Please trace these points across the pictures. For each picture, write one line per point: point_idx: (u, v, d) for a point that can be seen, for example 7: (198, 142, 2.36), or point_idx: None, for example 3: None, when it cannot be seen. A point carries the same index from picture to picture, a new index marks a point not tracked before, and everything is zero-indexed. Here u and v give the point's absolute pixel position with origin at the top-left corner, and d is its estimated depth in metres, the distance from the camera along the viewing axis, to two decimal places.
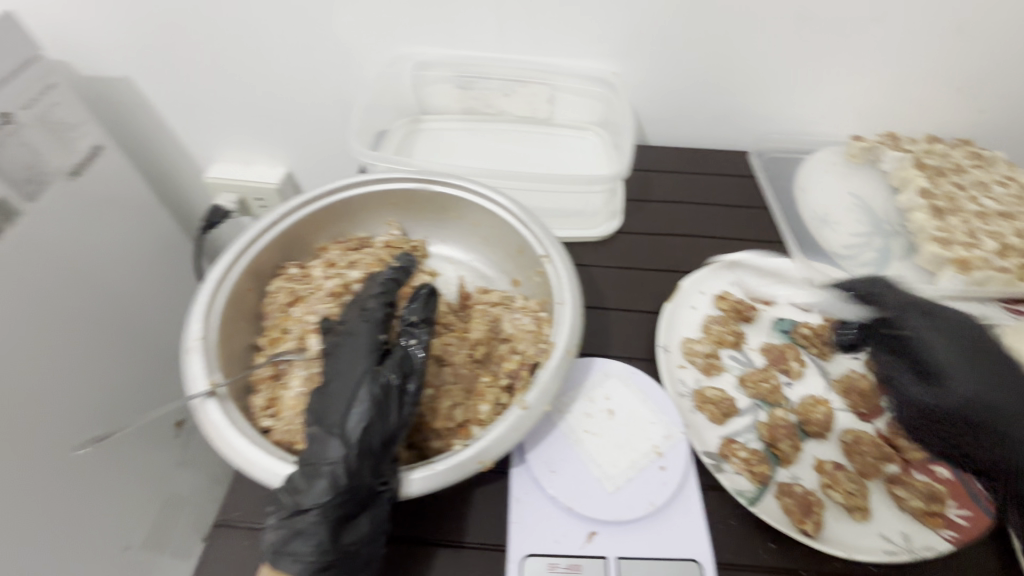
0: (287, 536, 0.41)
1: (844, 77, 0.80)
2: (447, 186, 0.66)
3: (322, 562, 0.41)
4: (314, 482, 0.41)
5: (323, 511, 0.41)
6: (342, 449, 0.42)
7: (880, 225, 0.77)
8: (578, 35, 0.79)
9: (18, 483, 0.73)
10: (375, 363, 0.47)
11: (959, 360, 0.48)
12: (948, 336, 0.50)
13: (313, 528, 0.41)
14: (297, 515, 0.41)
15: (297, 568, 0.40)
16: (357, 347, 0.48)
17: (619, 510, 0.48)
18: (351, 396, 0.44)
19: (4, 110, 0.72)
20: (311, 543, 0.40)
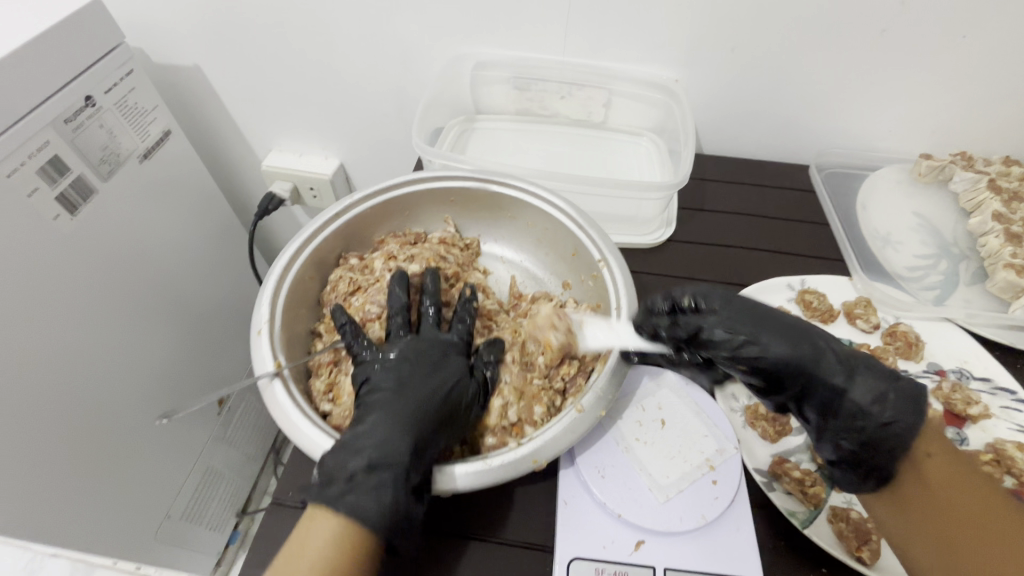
0: (360, 488, 0.42)
1: (918, 93, 0.77)
2: (505, 186, 0.67)
3: (388, 520, 0.41)
4: (396, 443, 0.45)
5: (389, 471, 0.43)
6: (421, 424, 0.47)
7: (948, 248, 0.74)
8: (641, 40, 0.78)
9: (75, 448, 0.77)
10: (466, 369, 0.53)
11: (773, 322, 0.50)
12: (788, 333, 0.49)
13: (379, 484, 0.43)
14: (371, 471, 0.43)
15: (361, 521, 0.41)
16: (440, 349, 0.54)
17: (668, 521, 0.48)
18: (439, 387, 0.49)
19: (88, 94, 0.77)
20: (371, 498, 0.42)
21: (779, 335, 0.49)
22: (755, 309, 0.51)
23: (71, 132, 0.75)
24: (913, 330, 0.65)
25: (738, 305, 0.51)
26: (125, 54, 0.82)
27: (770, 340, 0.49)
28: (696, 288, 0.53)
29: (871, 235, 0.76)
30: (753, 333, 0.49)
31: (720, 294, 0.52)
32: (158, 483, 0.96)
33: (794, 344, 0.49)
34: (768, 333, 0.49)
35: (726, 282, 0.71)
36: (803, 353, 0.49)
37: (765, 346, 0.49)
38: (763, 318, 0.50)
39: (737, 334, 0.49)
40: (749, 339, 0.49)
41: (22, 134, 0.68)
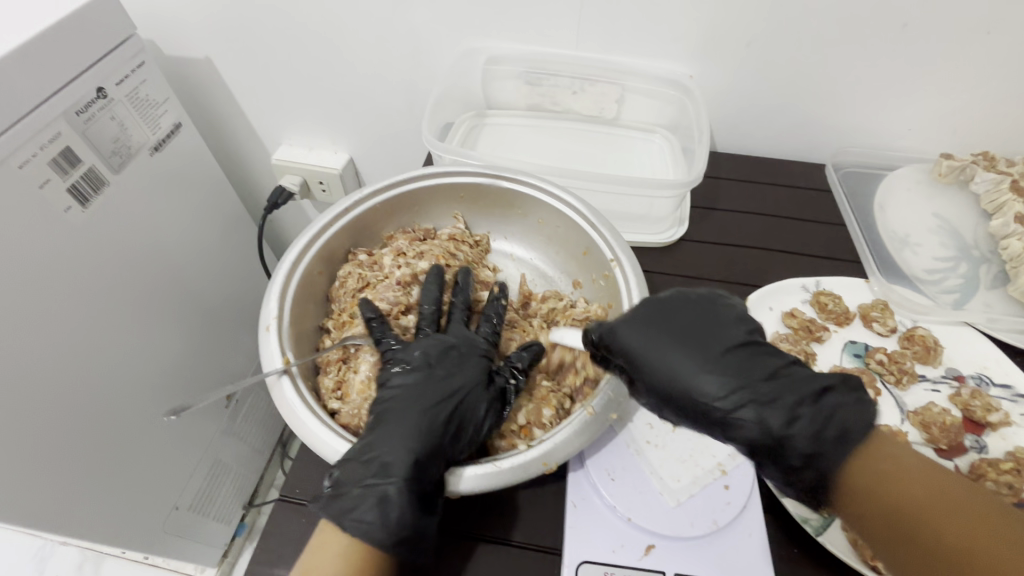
0: (365, 501, 0.43)
1: (940, 91, 0.75)
2: (516, 183, 0.66)
3: (393, 536, 0.42)
4: (396, 454, 0.44)
5: (394, 485, 0.43)
6: (444, 437, 0.47)
7: (967, 251, 0.73)
8: (656, 35, 0.77)
9: (86, 438, 0.78)
10: (485, 375, 0.52)
11: (692, 353, 0.47)
12: (702, 359, 0.47)
13: (388, 496, 0.43)
14: (378, 483, 0.43)
15: (358, 530, 0.42)
16: (462, 351, 0.53)
17: (679, 526, 0.47)
18: (451, 394, 0.49)
19: (100, 86, 0.77)
20: (375, 513, 0.42)
21: (696, 369, 0.46)
22: (673, 339, 0.48)
23: (83, 124, 0.75)
24: (932, 335, 0.63)
25: (651, 337, 0.48)
26: (136, 46, 0.82)
27: (683, 378, 0.46)
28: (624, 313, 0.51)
29: (889, 237, 0.74)
30: (666, 369, 0.47)
31: (638, 320, 0.49)
32: (168, 474, 0.97)
33: (713, 379, 0.45)
34: (680, 369, 0.47)
35: (739, 283, 0.70)
36: (719, 390, 0.45)
37: (677, 382, 0.46)
38: (684, 351, 0.47)
39: (649, 372, 0.48)
40: (661, 380, 0.47)
41: (34, 125, 0.68)
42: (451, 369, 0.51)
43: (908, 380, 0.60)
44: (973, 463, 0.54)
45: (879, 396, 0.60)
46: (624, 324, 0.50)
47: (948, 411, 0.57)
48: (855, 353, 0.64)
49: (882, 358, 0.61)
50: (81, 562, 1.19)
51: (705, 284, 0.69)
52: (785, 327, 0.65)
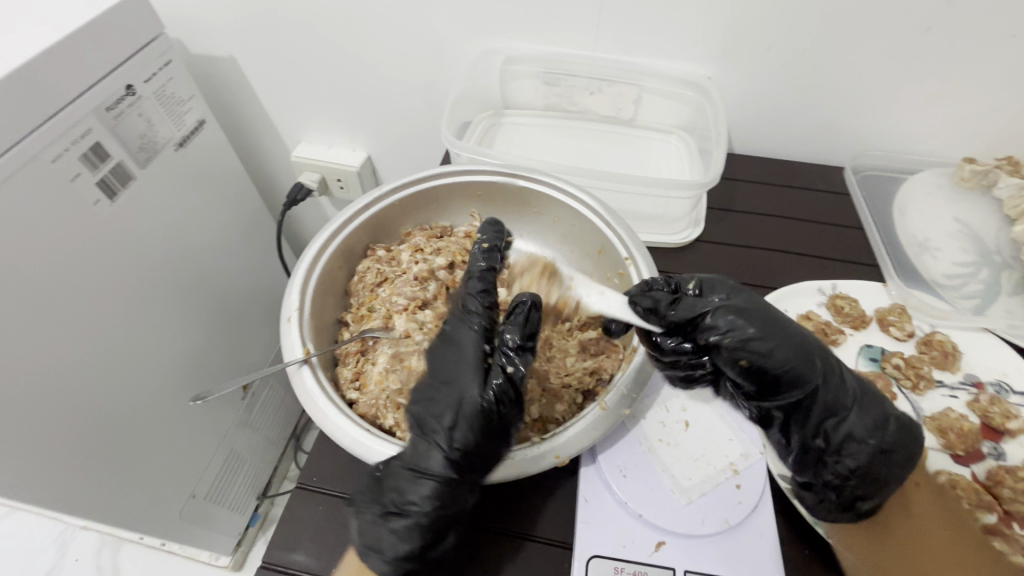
0: (379, 531, 0.44)
1: (963, 95, 0.74)
2: (532, 181, 0.67)
3: (407, 564, 0.44)
4: (418, 485, 0.44)
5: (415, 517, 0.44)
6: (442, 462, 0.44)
7: (989, 256, 0.72)
8: (673, 37, 0.77)
9: (109, 425, 0.80)
10: (471, 375, 0.47)
11: (780, 324, 0.47)
12: (799, 347, 0.47)
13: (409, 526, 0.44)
14: (395, 515, 0.44)
15: (379, 565, 0.43)
16: (454, 349, 0.49)
17: (691, 524, 0.47)
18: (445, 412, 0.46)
19: (129, 83, 0.79)
20: (394, 542, 0.44)
21: (787, 336, 0.47)
22: (764, 310, 0.48)
23: (112, 120, 0.77)
24: (950, 340, 0.63)
25: (744, 303, 0.48)
26: (163, 45, 0.84)
27: (772, 342, 0.46)
28: (708, 279, 0.51)
29: (908, 241, 0.74)
30: (755, 330, 0.46)
31: (729, 287, 0.50)
32: (186, 462, 0.99)
33: (801, 348, 0.46)
34: (771, 333, 0.46)
35: (754, 284, 0.70)
36: (803, 360, 0.46)
37: (763, 342, 0.46)
38: (777, 322, 0.47)
39: (738, 331, 0.46)
40: (750, 340, 0.46)
41: (66, 121, 0.70)
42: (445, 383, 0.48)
43: (925, 385, 0.60)
44: (990, 469, 0.53)
45: (895, 400, 0.59)
46: (712, 289, 0.50)
47: (966, 417, 0.57)
48: (871, 357, 0.63)
49: (898, 363, 0.61)
50: (100, 547, 1.23)
51: None
52: None
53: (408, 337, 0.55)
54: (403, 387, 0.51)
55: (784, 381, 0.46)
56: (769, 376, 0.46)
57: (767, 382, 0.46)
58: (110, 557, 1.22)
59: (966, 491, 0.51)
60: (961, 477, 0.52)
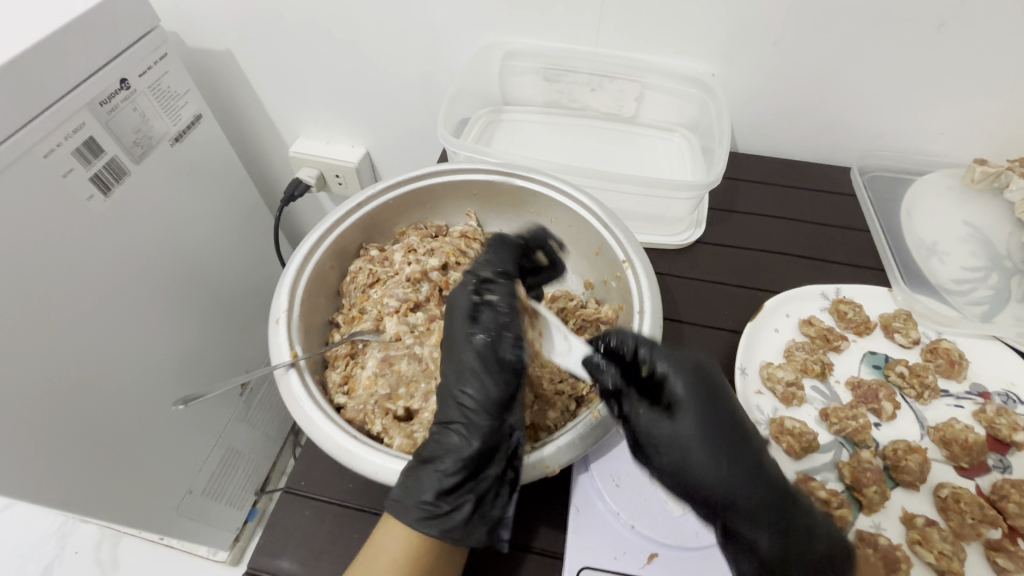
0: (421, 496, 0.43)
1: (975, 94, 0.72)
2: (529, 181, 0.65)
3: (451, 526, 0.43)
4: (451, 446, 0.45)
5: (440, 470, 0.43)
6: (463, 412, 0.46)
7: (999, 261, 0.70)
8: (675, 33, 0.75)
9: (105, 422, 0.80)
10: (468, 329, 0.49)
11: (718, 439, 0.44)
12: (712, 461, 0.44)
13: (434, 478, 0.43)
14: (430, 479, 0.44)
15: (428, 528, 0.43)
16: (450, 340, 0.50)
17: (684, 536, 0.46)
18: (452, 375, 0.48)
19: (123, 77, 0.78)
20: (436, 505, 0.43)
21: (717, 453, 0.44)
22: (705, 423, 0.45)
23: (106, 114, 0.76)
24: (957, 347, 0.61)
25: (685, 411, 0.45)
26: (158, 38, 0.83)
27: (689, 450, 0.44)
28: (677, 363, 0.46)
29: (915, 244, 0.72)
30: (683, 436, 0.45)
31: (688, 379, 0.46)
32: (183, 459, 0.99)
33: (731, 477, 0.43)
34: (700, 450, 0.44)
35: (756, 288, 0.68)
36: (726, 476, 0.43)
37: (687, 451, 0.44)
38: (712, 441, 0.44)
39: (662, 438, 0.45)
40: (671, 449, 0.45)
41: (59, 115, 0.69)
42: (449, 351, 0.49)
43: (931, 395, 0.58)
44: (995, 483, 0.52)
45: (898, 409, 0.58)
46: (670, 376, 0.46)
47: (971, 429, 0.55)
48: (875, 364, 0.62)
49: (903, 371, 0.59)
50: (100, 540, 1.22)
51: (720, 289, 0.68)
52: (802, 335, 0.64)
53: (399, 341, 0.54)
54: (392, 393, 0.51)
55: (694, 495, 0.44)
56: (682, 488, 0.45)
57: (680, 488, 0.45)
58: (110, 550, 1.22)
59: (971, 505, 0.50)
60: (966, 491, 0.51)
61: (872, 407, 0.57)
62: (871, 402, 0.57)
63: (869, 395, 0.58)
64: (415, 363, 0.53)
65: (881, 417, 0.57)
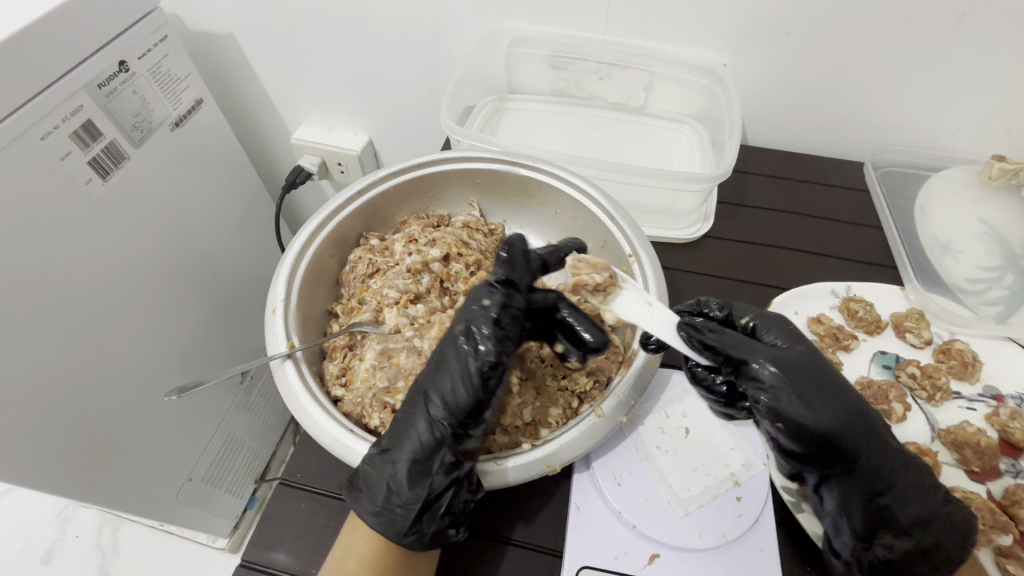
0: (365, 470, 0.43)
1: (997, 88, 0.70)
2: (534, 171, 0.64)
3: (384, 505, 0.42)
4: (404, 427, 0.44)
5: (400, 462, 0.43)
6: (435, 412, 0.44)
7: (1015, 261, 0.68)
8: (689, 21, 0.73)
9: (105, 409, 0.79)
10: (459, 340, 0.45)
11: (830, 380, 0.44)
12: (849, 408, 0.43)
13: (396, 472, 0.42)
14: (378, 458, 0.43)
15: (361, 507, 0.43)
16: (448, 329, 0.47)
17: (687, 537, 0.45)
18: (441, 366, 0.45)
19: (121, 60, 0.76)
20: (371, 482, 0.43)
21: (838, 391, 0.43)
22: (820, 366, 0.44)
23: (105, 97, 0.75)
24: (970, 349, 0.60)
25: (801, 356, 0.44)
26: (158, 20, 0.81)
27: (820, 402, 0.42)
28: (771, 321, 0.48)
29: (929, 242, 0.70)
30: (808, 378, 0.43)
31: (787, 331, 0.47)
32: (184, 446, 0.98)
33: (851, 411, 0.43)
34: (830, 397, 0.43)
35: (765, 284, 0.67)
36: (856, 427, 0.43)
37: (812, 393, 0.43)
38: (835, 386, 0.43)
39: (789, 380, 0.43)
40: (796, 393, 0.42)
41: (56, 97, 0.68)
42: (448, 345, 0.46)
43: (942, 397, 0.56)
44: (1007, 488, 0.50)
45: (908, 411, 0.56)
46: (770, 329, 0.47)
47: (984, 432, 0.53)
48: (885, 364, 0.60)
49: (914, 371, 0.58)
50: (100, 524, 1.22)
51: (727, 285, 0.66)
52: (811, 334, 0.62)
53: (398, 333, 0.53)
54: (390, 386, 0.49)
55: (831, 447, 0.42)
56: (813, 435, 0.42)
57: (817, 442, 0.42)
58: (111, 534, 1.22)
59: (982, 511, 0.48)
60: (977, 495, 0.50)
61: (882, 408, 0.56)
62: (881, 403, 0.56)
63: (878, 397, 0.56)
64: (414, 356, 0.51)
65: (891, 419, 0.55)
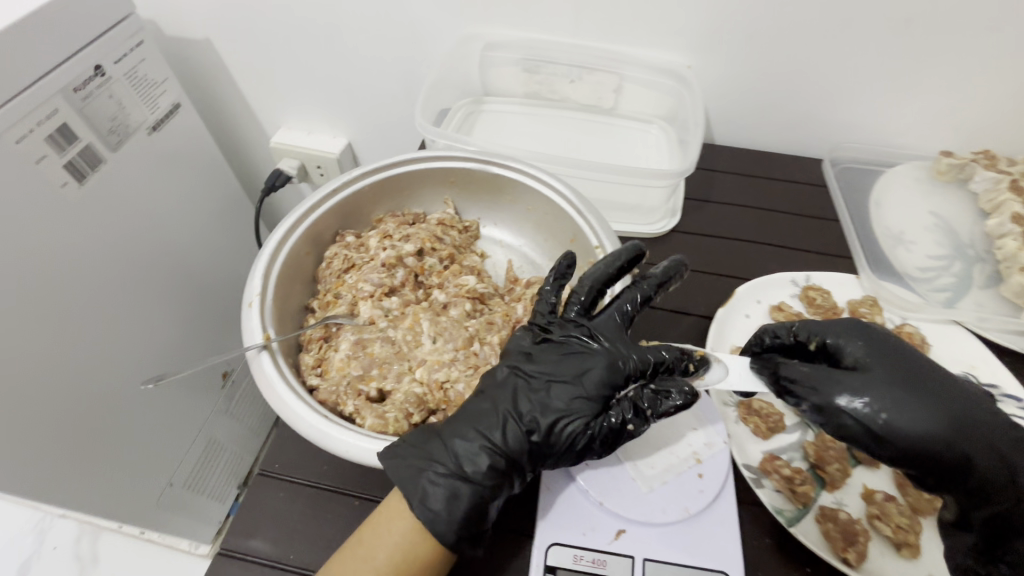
0: (444, 496, 0.42)
1: (942, 88, 0.74)
2: (506, 169, 0.66)
3: (457, 527, 0.42)
4: (482, 457, 0.43)
5: (473, 487, 0.43)
6: (519, 442, 0.44)
7: (963, 250, 0.72)
8: (654, 25, 0.76)
9: (82, 412, 0.79)
10: (594, 416, 0.45)
11: (926, 393, 0.43)
12: (949, 418, 0.42)
13: (469, 496, 0.42)
14: (458, 481, 0.43)
15: (434, 525, 0.41)
16: (585, 389, 0.46)
17: (651, 512, 0.47)
18: (556, 418, 0.45)
19: (97, 64, 0.77)
20: (444, 505, 0.42)
21: (931, 401, 0.43)
22: (911, 378, 0.44)
23: (80, 101, 0.75)
24: (919, 332, 0.63)
25: (885, 373, 0.44)
26: (134, 25, 0.82)
27: (915, 424, 0.42)
28: (847, 336, 0.47)
29: (882, 234, 0.74)
30: (896, 395, 0.43)
31: (868, 344, 0.46)
32: (165, 449, 0.98)
33: (950, 417, 0.42)
34: (923, 416, 0.42)
35: (729, 275, 0.70)
36: (960, 436, 0.42)
37: (904, 414, 0.42)
38: (926, 399, 0.43)
39: (877, 408, 0.42)
40: (887, 415, 0.42)
41: (31, 101, 0.68)
42: (574, 404, 0.46)
43: None
44: None
45: None
46: (848, 345, 0.47)
47: None
48: None
49: None
50: None
51: (693, 276, 0.69)
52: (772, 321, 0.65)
53: (372, 324, 0.55)
54: (365, 374, 0.51)
55: (932, 465, 0.42)
56: (910, 453, 0.42)
57: (916, 461, 0.42)
58: None
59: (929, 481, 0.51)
60: None
61: None
62: None
63: None
64: (388, 346, 0.53)
65: None
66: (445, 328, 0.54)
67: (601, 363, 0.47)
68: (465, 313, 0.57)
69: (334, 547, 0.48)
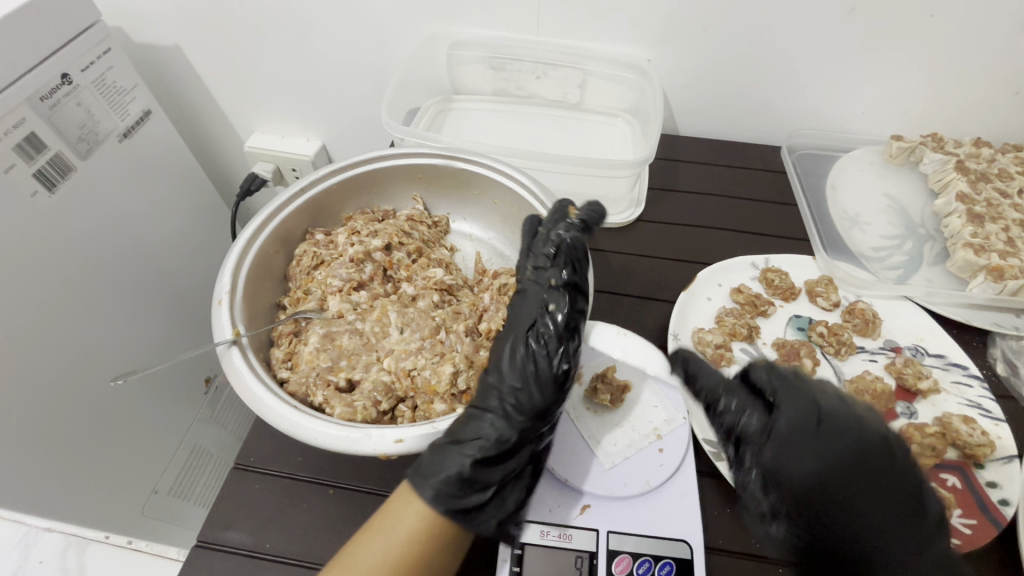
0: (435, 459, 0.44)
1: (891, 76, 0.77)
2: (471, 164, 0.68)
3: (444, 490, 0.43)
4: (474, 422, 0.46)
5: (468, 453, 0.44)
6: (497, 399, 0.47)
7: (914, 229, 0.76)
8: (615, 21, 0.79)
9: (60, 419, 0.79)
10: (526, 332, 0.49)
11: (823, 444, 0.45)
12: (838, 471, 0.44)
13: (459, 463, 0.43)
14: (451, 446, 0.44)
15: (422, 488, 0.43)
16: (519, 328, 0.51)
17: (613, 487, 0.49)
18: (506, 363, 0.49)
19: (63, 72, 0.77)
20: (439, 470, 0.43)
21: (837, 454, 0.44)
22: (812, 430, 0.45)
23: (49, 110, 0.75)
24: (872, 308, 0.65)
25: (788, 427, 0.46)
26: (101, 33, 0.82)
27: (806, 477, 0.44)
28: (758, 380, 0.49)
29: (839, 216, 0.77)
30: (802, 438, 0.45)
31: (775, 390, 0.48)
32: (149, 456, 0.98)
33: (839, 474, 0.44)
34: (813, 468, 0.44)
35: (692, 260, 0.72)
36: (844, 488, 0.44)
37: (807, 456, 0.45)
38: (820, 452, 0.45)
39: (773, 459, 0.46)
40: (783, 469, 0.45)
41: None
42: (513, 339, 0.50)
43: (847, 351, 0.62)
44: (902, 427, 0.56)
45: (819, 365, 0.62)
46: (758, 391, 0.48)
47: (881, 379, 0.59)
48: (799, 326, 0.66)
49: (823, 331, 0.63)
50: None
51: (657, 262, 0.71)
52: (733, 303, 0.67)
53: (341, 318, 0.57)
54: (333, 365, 0.53)
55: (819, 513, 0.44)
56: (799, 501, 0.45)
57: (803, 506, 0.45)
58: None
59: None
60: None
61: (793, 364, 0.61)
62: (793, 360, 0.61)
63: (791, 354, 0.62)
64: (356, 337, 0.55)
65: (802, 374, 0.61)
66: (412, 318, 0.56)
67: (524, 300, 0.52)
68: (433, 304, 0.59)
69: (310, 534, 0.49)
